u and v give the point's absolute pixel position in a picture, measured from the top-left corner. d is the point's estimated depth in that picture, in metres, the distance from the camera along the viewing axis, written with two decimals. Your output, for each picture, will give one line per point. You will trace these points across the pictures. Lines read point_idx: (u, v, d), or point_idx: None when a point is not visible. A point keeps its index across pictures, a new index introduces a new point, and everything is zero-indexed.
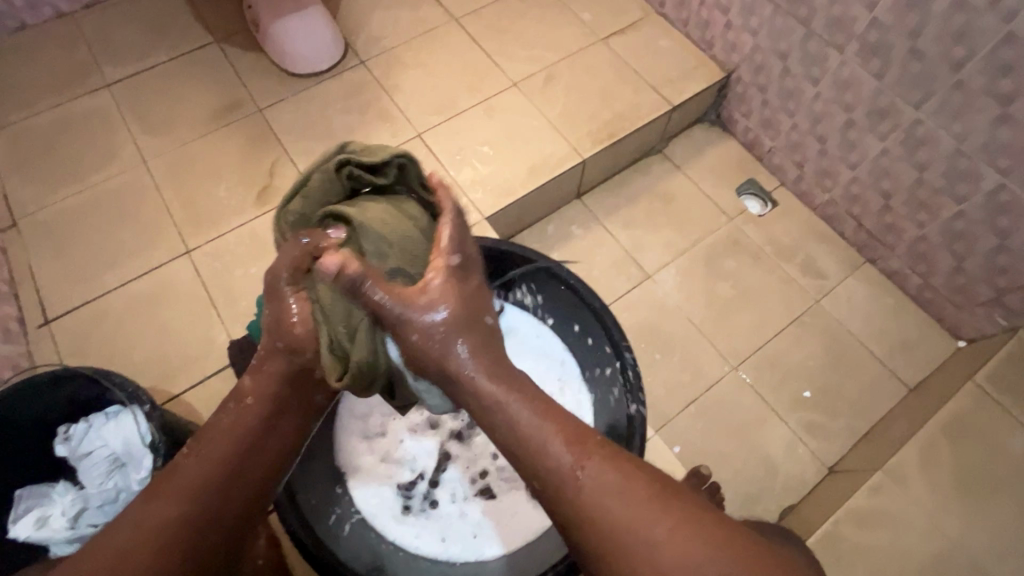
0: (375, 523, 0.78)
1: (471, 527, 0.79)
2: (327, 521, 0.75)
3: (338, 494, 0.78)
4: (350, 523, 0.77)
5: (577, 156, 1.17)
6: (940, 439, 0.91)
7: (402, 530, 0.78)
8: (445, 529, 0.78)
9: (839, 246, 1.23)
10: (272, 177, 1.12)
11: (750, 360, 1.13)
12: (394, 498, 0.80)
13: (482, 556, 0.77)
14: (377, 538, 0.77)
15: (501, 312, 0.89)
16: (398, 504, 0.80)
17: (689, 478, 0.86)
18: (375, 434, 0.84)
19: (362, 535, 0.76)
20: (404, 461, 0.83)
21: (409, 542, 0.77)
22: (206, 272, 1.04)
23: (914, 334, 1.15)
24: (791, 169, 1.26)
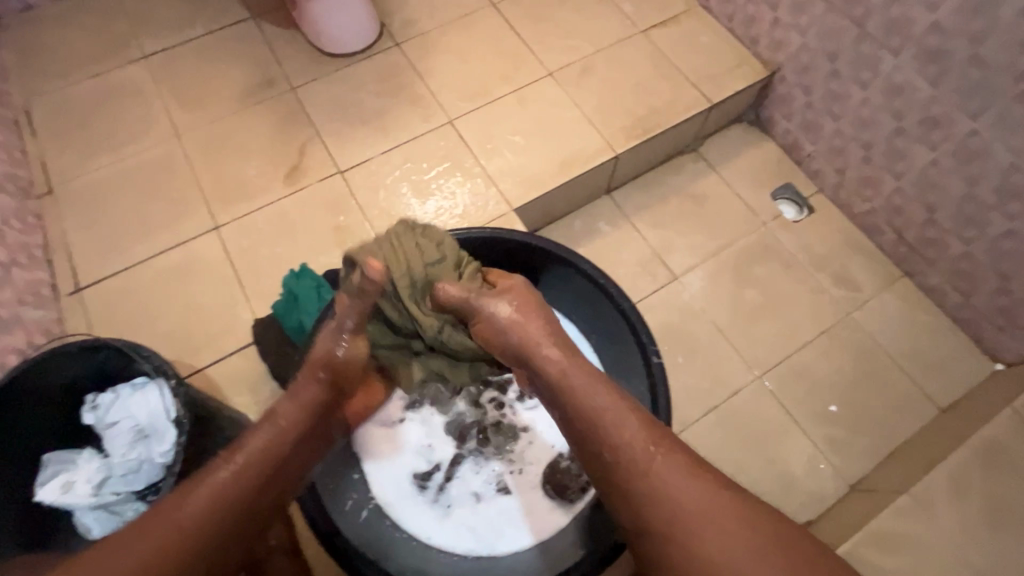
0: (390, 511, 0.78)
1: (486, 522, 0.78)
2: (344, 505, 0.77)
3: (355, 479, 0.79)
4: (367, 509, 0.77)
5: (609, 151, 1.14)
6: (972, 466, 0.88)
7: (416, 520, 0.78)
8: (458, 522, 0.78)
9: (875, 257, 1.19)
10: (302, 157, 1.12)
11: (775, 370, 1.10)
12: (409, 484, 0.80)
13: (495, 552, 0.77)
14: (392, 526, 0.77)
15: None
16: (413, 493, 0.80)
17: None
18: (393, 421, 0.84)
19: (377, 522, 0.77)
20: (421, 450, 0.83)
21: (423, 533, 0.77)
22: (233, 250, 1.04)
23: (950, 353, 1.11)
24: (830, 175, 1.21)
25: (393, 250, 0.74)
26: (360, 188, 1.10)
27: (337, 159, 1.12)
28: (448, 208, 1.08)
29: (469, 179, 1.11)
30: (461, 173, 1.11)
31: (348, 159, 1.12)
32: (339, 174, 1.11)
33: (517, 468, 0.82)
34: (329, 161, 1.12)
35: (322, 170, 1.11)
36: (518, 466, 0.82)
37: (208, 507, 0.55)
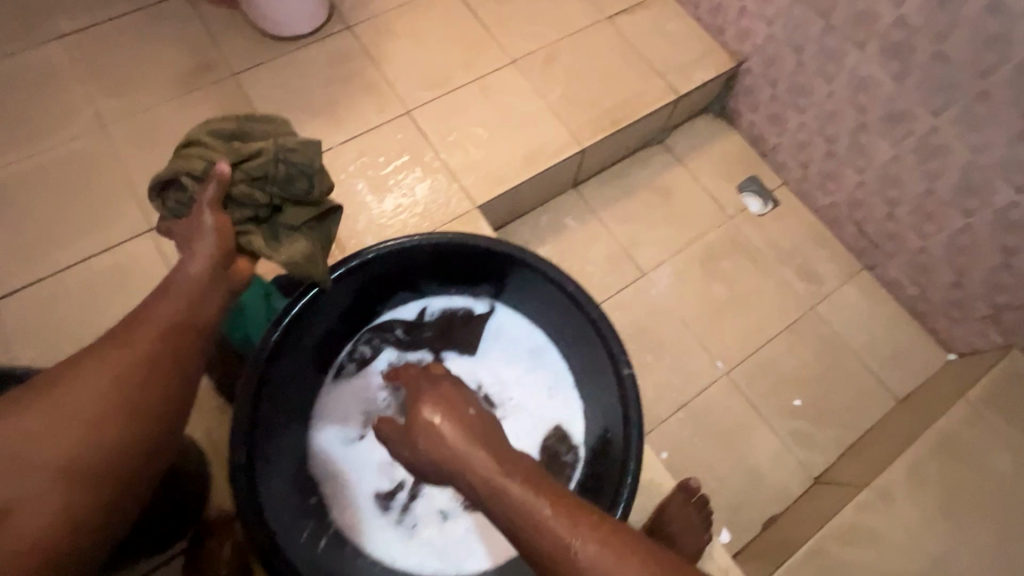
0: (351, 535, 0.74)
1: (453, 540, 0.75)
2: (300, 535, 0.70)
3: (312, 504, 0.74)
4: (326, 536, 0.73)
5: (575, 145, 1.10)
6: (929, 459, 0.91)
7: (379, 542, 0.74)
8: (424, 541, 0.75)
9: (837, 250, 1.20)
10: None
11: (741, 366, 1.10)
12: (371, 504, 0.76)
13: (464, 571, 0.73)
14: (353, 551, 0.73)
15: (492, 311, 0.88)
16: (376, 513, 0.76)
17: (677, 490, 0.84)
18: (354, 438, 0.79)
19: (338, 548, 0.73)
20: (383, 468, 0.78)
21: (387, 556, 0.73)
22: (172, 254, 0.95)
23: (906, 344, 1.13)
24: (795, 168, 1.21)
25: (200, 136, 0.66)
26: None
27: None
28: (408, 206, 1.02)
29: (429, 174, 1.05)
30: (421, 168, 1.05)
31: None
32: None
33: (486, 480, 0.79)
34: None
35: None
36: None
37: (98, 393, 0.51)
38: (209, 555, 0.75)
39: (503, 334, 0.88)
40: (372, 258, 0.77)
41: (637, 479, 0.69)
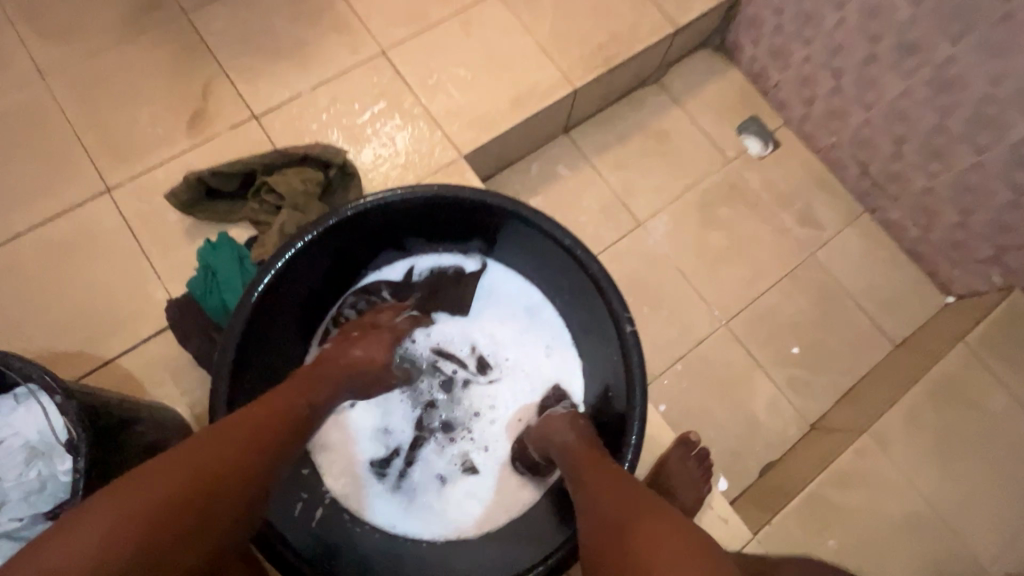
0: (348, 504, 0.72)
1: (453, 505, 0.74)
2: (294, 509, 0.68)
3: (306, 475, 0.72)
4: (322, 507, 0.71)
5: (567, 85, 1.02)
6: (927, 402, 0.90)
7: (377, 509, 0.72)
8: (423, 507, 0.73)
9: (838, 193, 1.16)
10: (206, 99, 0.94)
11: (739, 315, 1.08)
12: (368, 472, 0.74)
13: (465, 534, 0.72)
14: (350, 520, 0.71)
15: (483, 269, 0.83)
16: (372, 481, 0.74)
17: (678, 444, 0.83)
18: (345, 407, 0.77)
19: (334, 518, 0.71)
20: (378, 436, 0.76)
21: (386, 523, 0.72)
22: (132, 216, 0.88)
23: (905, 288, 1.11)
24: (797, 106, 1.15)
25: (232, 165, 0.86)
26: (280, 135, 0.94)
27: (250, 102, 0.94)
28: (388, 156, 0.94)
29: (409, 121, 0.97)
30: (400, 114, 0.97)
31: (263, 102, 0.94)
32: (253, 119, 0.94)
33: (485, 445, 0.77)
34: (240, 105, 0.94)
35: (232, 115, 0.94)
36: (485, 443, 0.78)
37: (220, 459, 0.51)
38: None
39: (495, 293, 0.84)
40: (352, 216, 0.72)
41: (642, 437, 0.67)
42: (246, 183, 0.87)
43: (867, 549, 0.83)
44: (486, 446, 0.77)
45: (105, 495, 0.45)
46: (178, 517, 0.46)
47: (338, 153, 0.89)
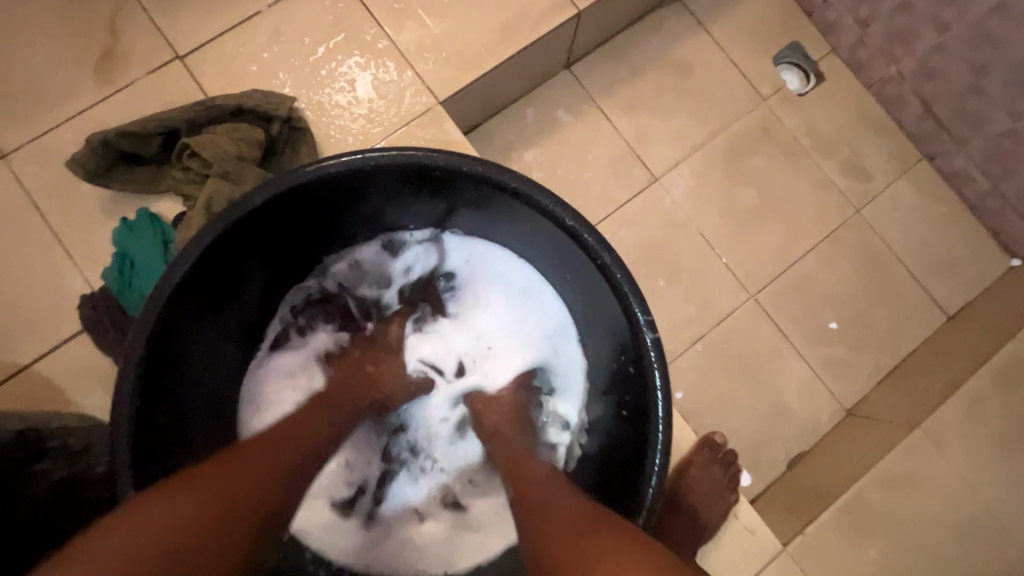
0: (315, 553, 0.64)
1: (435, 543, 0.65)
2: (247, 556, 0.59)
3: None
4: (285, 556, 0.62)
5: (569, 6, 0.82)
6: (991, 389, 0.78)
7: (349, 556, 0.64)
8: (401, 548, 0.65)
9: (892, 136, 0.97)
10: (116, 35, 0.75)
11: (770, 286, 0.93)
12: (338, 504, 0.66)
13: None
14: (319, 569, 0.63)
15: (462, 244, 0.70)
16: (340, 525, 0.65)
17: (700, 447, 0.73)
18: None
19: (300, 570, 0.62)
20: (343, 472, 0.67)
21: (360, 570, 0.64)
22: (35, 188, 0.71)
23: (964, 250, 0.96)
24: (851, 28, 0.94)
25: (144, 122, 0.69)
26: (211, 80, 0.75)
27: (172, 38, 0.75)
28: (347, 105, 0.76)
29: (372, 58, 0.78)
30: (361, 50, 0.78)
31: (188, 37, 0.75)
32: (177, 61, 0.75)
33: (468, 472, 0.69)
34: (158, 42, 0.75)
35: (150, 55, 0.75)
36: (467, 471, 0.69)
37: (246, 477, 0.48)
38: None
39: (479, 280, 0.71)
40: (292, 190, 0.56)
41: (662, 465, 0.54)
42: (169, 144, 0.71)
43: (912, 555, 0.73)
44: (469, 474, 0.69)
45: (131, 510, 0.42)
46: (215, 532, 0.43)
47: (282, 100, 0.72)
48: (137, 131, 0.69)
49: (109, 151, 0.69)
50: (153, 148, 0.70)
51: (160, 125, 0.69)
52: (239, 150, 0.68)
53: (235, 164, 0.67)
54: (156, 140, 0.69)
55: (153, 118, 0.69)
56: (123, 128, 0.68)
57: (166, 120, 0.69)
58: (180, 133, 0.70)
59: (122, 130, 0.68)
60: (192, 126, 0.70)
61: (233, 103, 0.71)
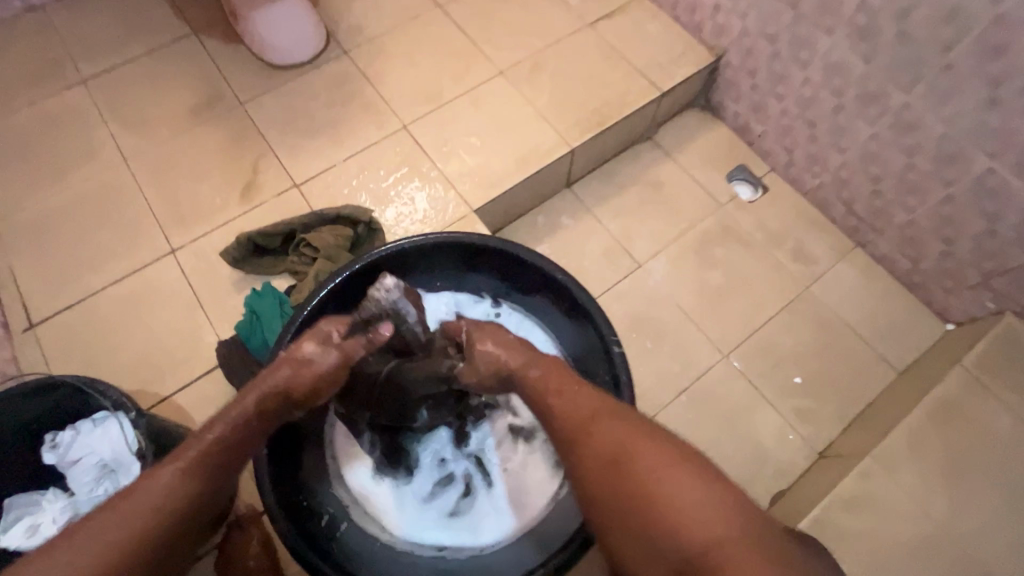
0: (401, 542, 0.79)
1: (493, 513, 0.81)
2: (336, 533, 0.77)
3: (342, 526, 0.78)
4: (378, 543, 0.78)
5: (565, 145, 1.16)
6: (929, 424, 0.93)
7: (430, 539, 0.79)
8: (469, 523, 0.81)
9: (828, 230, 1.23)
10: (256, 173, 1.11)
11: (741, 348, 1.13)
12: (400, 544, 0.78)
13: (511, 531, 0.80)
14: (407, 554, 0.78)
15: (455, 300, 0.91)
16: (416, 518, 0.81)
17: None
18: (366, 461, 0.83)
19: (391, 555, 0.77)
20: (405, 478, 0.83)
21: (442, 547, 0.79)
22: (191, 273, 1.02)
23: (904, 318, 1.15)
24: (781, 154, 1.25)
25: (275, 224, 1.01)
26: (317, 199, 1.09)
27: (292, 173, 1.11)
28: (408, 214, 1.08)
29: (427, 183, 1.11)
30: (419, 178, 1.11)
31: (303, 172, 1.10)
32: (295, 189, 1.10)
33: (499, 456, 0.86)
34: (284, 176, 1.11)
35: (277, 185, 1.10)
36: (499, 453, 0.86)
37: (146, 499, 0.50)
38: (237, 548, 0.80)
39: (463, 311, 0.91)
40: (373, 261, 0.83)
41: None
42: (287, 239, 1.02)
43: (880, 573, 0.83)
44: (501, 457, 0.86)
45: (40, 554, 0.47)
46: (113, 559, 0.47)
47: (365, 212, 1.04)
48: (269, 231, 1.00)
49: (250, 244, 1.00)
50: (278, 242, 1.01)
51: (285, 226, 1.01)
52: (339, 243, 0.98)
53: (336, 252, 0.98)
54: (281, 236, 1.01)
55: (280, 222, 1.01)
56: (261, 229, 1.00)
57: (289, 224, 1.01)
58: (297, 232, 1.01)
59: (260, 231, 1.00)
60: (305, 227, 1.01)
61: (334, 211, 1.03)
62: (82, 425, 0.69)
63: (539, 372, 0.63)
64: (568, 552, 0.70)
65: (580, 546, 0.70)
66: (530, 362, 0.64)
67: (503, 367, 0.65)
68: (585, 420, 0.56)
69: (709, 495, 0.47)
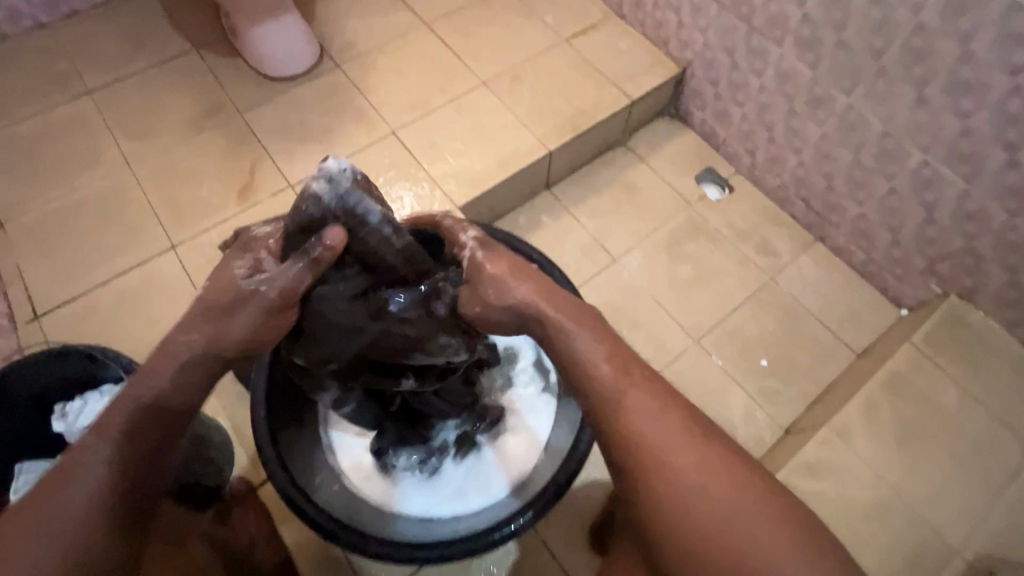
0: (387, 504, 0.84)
1: (474, 480, 0.87)
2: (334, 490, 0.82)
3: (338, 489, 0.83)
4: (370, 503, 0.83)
5: (543, 149, 1.24)
6: (881, 396, 1.01)
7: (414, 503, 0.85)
8: (451, 489, 0.86)
9: (790, 226, 1.32)
10: (253, 175, 1.18)
11: (710, 335, 1.20)
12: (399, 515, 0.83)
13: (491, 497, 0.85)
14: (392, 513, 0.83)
15: None
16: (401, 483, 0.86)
17: None
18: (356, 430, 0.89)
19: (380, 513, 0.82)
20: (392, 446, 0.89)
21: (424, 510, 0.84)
22: (191, 267, 1.08)
23: (861, 305, 1.24)
24: (744, 156, 1.35)
25: None
26: None
27: (288, 175, 1.18)
28: (396, 211, 1.15)
29: (415, 183, 1.19)
30: (407, 178, 1.19)
31: (298, 174, 1.18)
32: (290, 189, 1.17)
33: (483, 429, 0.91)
34: (280, 177, 1.18)
35: (273, 186, 1.17)
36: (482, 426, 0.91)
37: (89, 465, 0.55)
38: (237, 520, 0.87)
39: None
40: None
41: None
42: None
43: (838, 531, 0.90)
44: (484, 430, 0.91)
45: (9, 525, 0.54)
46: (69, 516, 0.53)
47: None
48: None
49: None
50: None
51: None
52: None
53: None
54: None
55: None
56: None
57: None
58: None
59: None
60: None
61: None
62: (91, 394, 0.75)
63: (611, 367, 0.63)
64: (549, 496, 0.77)
65: (559, 489, 0.77)
66: (596, 358, 0.63)
67: (526, 302, 0.66)
68: (660, 451, 0.58)
69: (770, 527, 0.54)
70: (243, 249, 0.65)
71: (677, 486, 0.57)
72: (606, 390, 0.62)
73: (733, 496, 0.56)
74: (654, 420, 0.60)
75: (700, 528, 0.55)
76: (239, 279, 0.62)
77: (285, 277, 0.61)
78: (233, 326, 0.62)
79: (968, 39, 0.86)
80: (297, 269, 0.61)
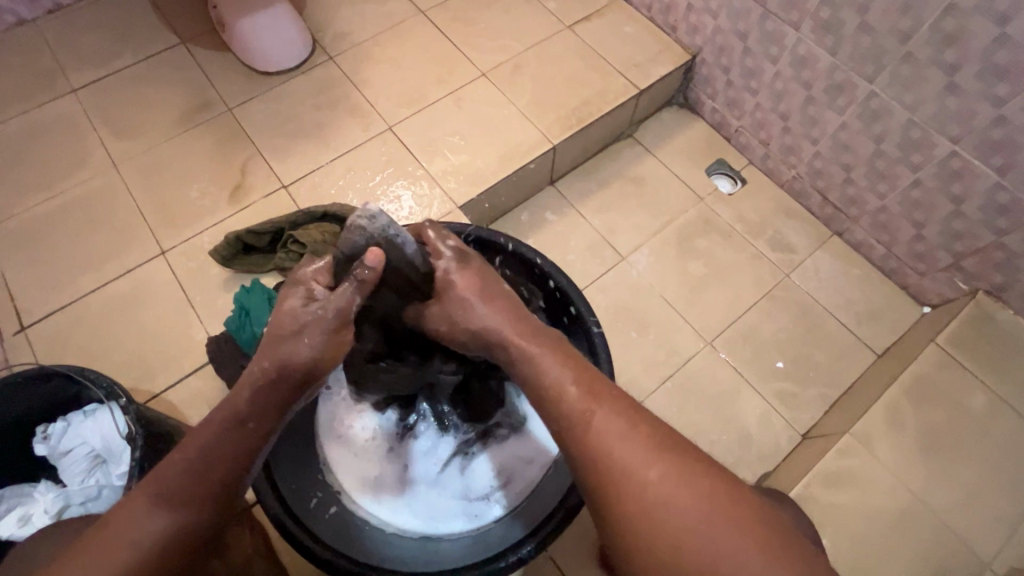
0: (386, 523, 0.80)
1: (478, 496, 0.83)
2: (327, 514, 0.78)
3: (333, 512, 0.78)
4: (367, 523, 0.79)
5: (546, 143, 1.19)
6: (905, 400, 0.96)
7: (414, 522, 0.80)
8: (453, 506, 0.82)
9: (805, 220, 1.26)
10: (245, 175, 1.13)
11: (724, 336, 1.15)
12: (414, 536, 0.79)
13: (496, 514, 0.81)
14: (392, 533, 0.79)
15: None
16: (402, 502, 0.82)
17: None
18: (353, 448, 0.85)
19: (377, 535, 0.78)
20: (391, 463, 0.85)
21: (427, 529, 0.80)
22: (182, 273, 1.04)
23: (881, 302, 1.18)
24: (757, 147, 1.28)
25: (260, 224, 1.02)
26: (305, 200, 1.11)
27: (280, 175, 1.13)
28: (394, 211, 1.11)
29: (413, 182, 1.14)
30: (405, 177, 1.14)
31: (291, 173, 1.13)
32: (283, 190, 1.12)
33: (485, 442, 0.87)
34: (273, 178, 1.13)
35: (265, 186, 1.12)
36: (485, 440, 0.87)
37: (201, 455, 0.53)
38: (233, 540, 0.85)
39: None
40: None
41: None
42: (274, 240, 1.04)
43: (861, 543, 0.85)
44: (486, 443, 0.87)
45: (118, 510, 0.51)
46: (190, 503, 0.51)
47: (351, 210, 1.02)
48: (256, 230, 1.02)
49: (234, 242, 1.02)
50: (266, 241, 1.03)
51: (272, 223, 1.02)
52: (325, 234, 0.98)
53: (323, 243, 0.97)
54: (267, 236, 1.03)
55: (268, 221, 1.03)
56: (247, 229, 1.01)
57: (277, 222, 1.02)
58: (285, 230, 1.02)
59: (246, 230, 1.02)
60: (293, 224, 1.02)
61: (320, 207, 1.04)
62: (74, 416, 0.73)
63: (579, 389, 0.55)
64: (558, 517, 0.72)
65: (572, 509, 0.71)
66: (563, 380, 0.56)
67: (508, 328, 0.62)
68: (626, 467, 0.49)
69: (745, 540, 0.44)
70: (293, 287, 0.63)
71: (651, 503, 0.47)
72: (575, 414, 0.53)
73: (697, 508, 0.46)
74: (621, 433, 0.51)
75: (664, 544, 0.45)
76: (298, 310, 0.59)
77: (340, 298, 0.60)
78: (298, 349, 0.58)
79: (1005, 19, 0.80)
80: (347, 291, 0.60)
